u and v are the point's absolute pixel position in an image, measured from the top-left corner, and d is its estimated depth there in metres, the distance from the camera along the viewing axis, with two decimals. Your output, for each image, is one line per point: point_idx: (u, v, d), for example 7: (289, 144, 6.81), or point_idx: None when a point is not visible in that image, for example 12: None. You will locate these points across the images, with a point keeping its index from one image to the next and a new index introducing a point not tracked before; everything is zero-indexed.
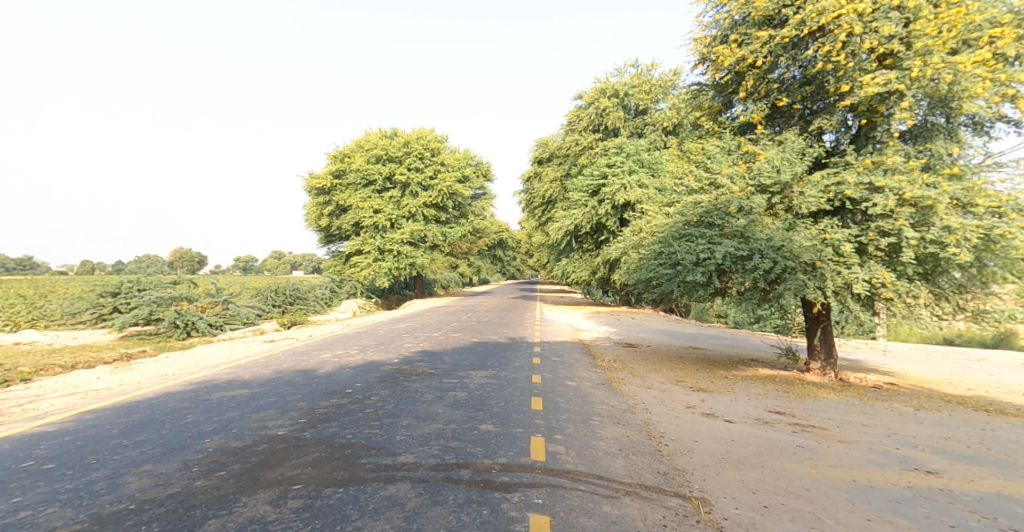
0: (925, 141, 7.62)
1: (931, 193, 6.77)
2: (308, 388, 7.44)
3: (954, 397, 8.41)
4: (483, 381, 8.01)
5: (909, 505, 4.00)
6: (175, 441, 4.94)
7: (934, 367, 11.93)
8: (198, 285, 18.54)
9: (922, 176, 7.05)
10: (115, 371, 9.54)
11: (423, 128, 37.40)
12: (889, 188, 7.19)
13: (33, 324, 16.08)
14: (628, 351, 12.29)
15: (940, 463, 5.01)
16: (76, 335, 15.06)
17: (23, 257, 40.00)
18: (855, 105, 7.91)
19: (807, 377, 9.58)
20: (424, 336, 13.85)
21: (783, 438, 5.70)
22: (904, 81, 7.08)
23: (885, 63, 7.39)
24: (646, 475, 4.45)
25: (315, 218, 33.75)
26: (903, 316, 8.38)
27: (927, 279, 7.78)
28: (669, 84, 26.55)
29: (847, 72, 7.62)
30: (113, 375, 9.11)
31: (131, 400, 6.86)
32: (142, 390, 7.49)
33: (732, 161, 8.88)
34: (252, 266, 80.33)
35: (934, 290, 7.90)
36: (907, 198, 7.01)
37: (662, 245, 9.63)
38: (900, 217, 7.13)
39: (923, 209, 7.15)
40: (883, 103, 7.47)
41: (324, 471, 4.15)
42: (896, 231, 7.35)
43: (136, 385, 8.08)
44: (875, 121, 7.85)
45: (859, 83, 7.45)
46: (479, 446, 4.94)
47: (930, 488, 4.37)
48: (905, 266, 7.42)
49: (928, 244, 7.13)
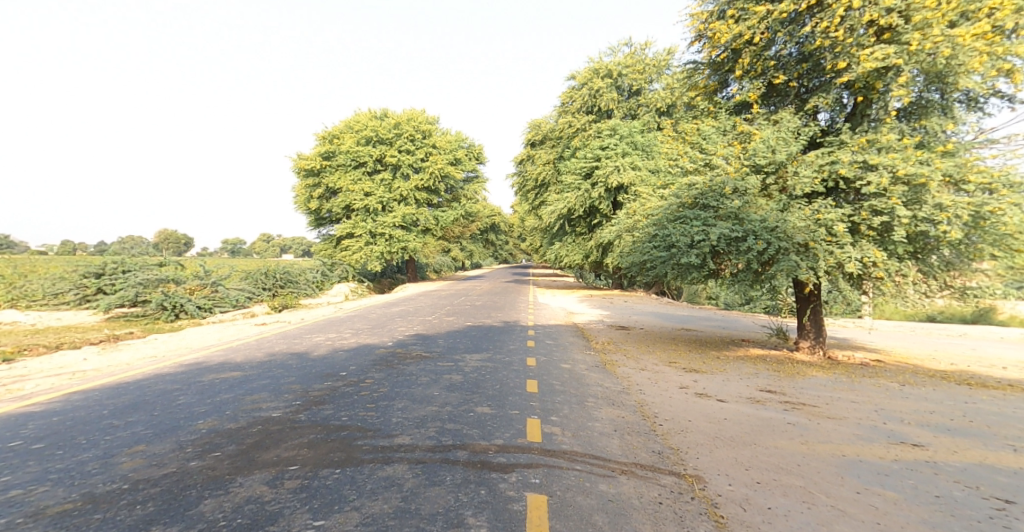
0: (921, 118, 7.64)
1: (925, 170, 6.80)
2: (302, 371, 7.40)
3: (939, 372, 8.54)
4: (478, 364, 8.05)
5: (896, 478, 4.07)
6: (167, 422, 4.91)
7: (920, 343, 12.15)
8: (186, 268, 18.32)
9: (916, 154, 7.06)
10: (102, 352, 9.44)
11: (414, 110, 36.87)
12: (883, 165, 7.21)
13: (14, 305, 15.89)
14: (621, 334, 12.40)
15: (926, 436, 5.11)
16: (61, 316, 14.87)
17: (6, 238, 39.73)
18: (852, 82, 7.88)
19: (798, 356, 9.66)
20: (417, 320, 13.84)
21: (774, 416, 5.78)
22: (902, 55, 7.04)
23: (883, 37, 7.33)
24: (641, 455, 4.50)
25: (305, 201, 33.41)
26: (892, 294, 8.50)
27: (917, 257, 7.86)
28: (663, 63, 26.32)
29: (845, 47, 7.57)
30: (101, 357, 9.01)
31: (120, 381, 6.78)
32: (131, 372, 7.42)
33: (727, 141, 8.85)
34: (241, 250, 79.08)
35: (923, 268, 7.98)
36: (901, 176, 7.03)
37: (656, 227, 9.62)
38: (893, 195, 7.14)
39: (916, 188, 7.17)
40: (880, 79, 7.45)
41: (320, 452, 4.14)
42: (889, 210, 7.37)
43: (125, 367, 8.01)
44: (871, 99, 7.83)
45: (857, 59, 7.39)
46: (475, 428, 4.96)
47: (916, 460, 4.45)
48: (897, 245, 7.48)
49: (920, 222, 7.19)
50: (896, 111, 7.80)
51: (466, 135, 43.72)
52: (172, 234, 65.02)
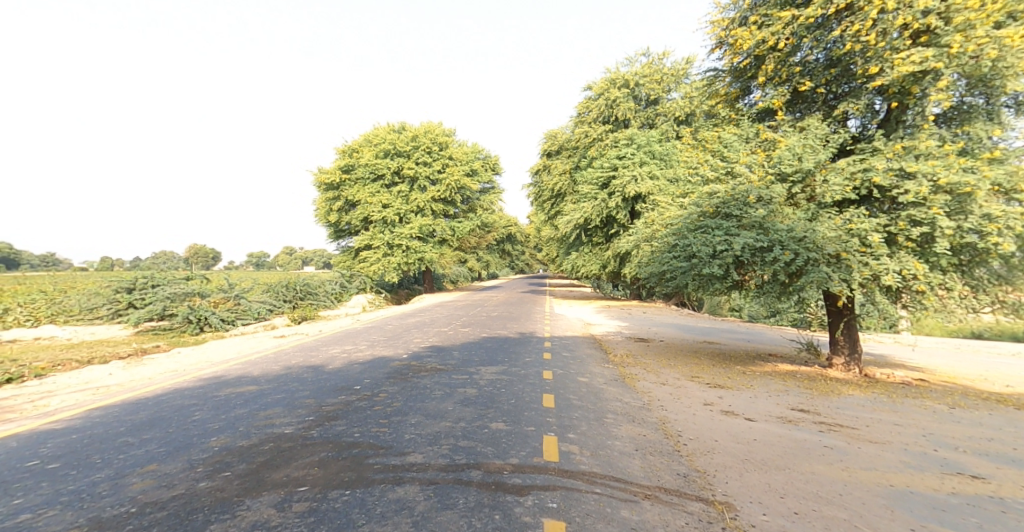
0: (963, 124, 7.35)
1: (970, 178, 6.49)
2: (317, 384, 7.32)
3: (992, 395, 8.07)
4: (493, 377, 7.87)
5: (955, 514, 3.77)
6: (181, 440, 4.82)
7: (963, 362, 11.59)
8: (210, 281, 18.57)
9: (959, 161, 6.76)
10: (126, 366, 9.53)
11: (432, 122, 37.19)
12: (922, 173, 6.90)
13: (53, 320, 16.34)
14: (641, 346, 12.10)
15: (984, 467, 4.76)
16: (94, 330, 15.18)
17: (48, 253, 41.85)
18: (885, 87, 7.61)
19: (830, 373, 9.29)
20: (433, 332, 13.72)
21: (809, 438, 5.48)
22: (942, 58, 6.77)
23: (920, 40, 7.06)
24: (665, 477, 4.27)
25: (325, 213, 33.84)
26: (935, 310, 8.11)
27: (963, 270, 7.50)
28: (681, 73, 26.14)
29: (878, 52, 7.32)
30: (124, 371, 9.10)
31: (140, 396, 6.79)
32: (152, 387, 7.42)
33: (750, 149, 8.62)
34: (265, 262, 80.34)
35: (972, 282, 7.62)
36: (943, 184, 6.72)
37: (676, 237, 9.41)
38: (934, 205, 6.81)
39: (961, 197, 6.85)
40: (917, 84, 7.18)
41: (330, 472, 4.00)
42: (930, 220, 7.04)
43: (147, 381, 8.04)
44: (907, 104, 7.56)
45: (890, 64, 7.13)
46: (490, 445, 4.78)
47: (977, 495, 4.13)
48: (940, 257, 7.14)
49: (966, 233, 6.87)
50: (935, 117, 7.53)
51: (482, 147, 43.92)
52: (199, 247, 66.52)
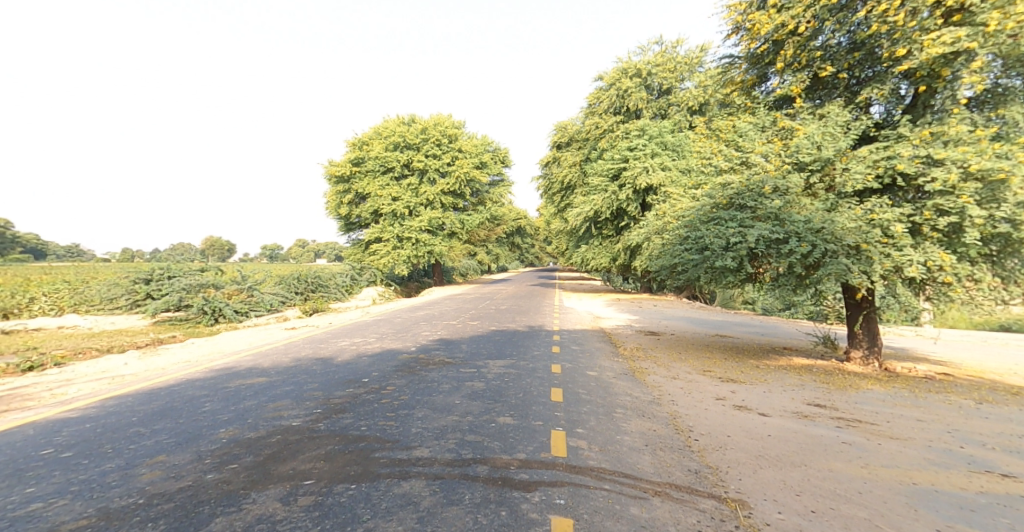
0: (998, 107, 7.11)
1: (1003, 164, 6.27)
2: (326, 376, 7.30)
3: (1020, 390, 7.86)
4: (502, 371, 7.81)
5: (984, 514, 3.64)
6: (191, 430, 4.82)
7: (987, 356, 11.31)
8: (224, 273, 18.71)
9: (991, 147, 6.53)
10: (142, 356, 9.63)
11: (441, 114, 37.04)
12: (951, 160, 6.69)
13: (76, 309, 16.71)
14: (652, 340, 11.97)
15: (1014, 465, 4.61)
16: (114, 320, 15.41)
17: (71, 245, 42.92)
18: (912, 70, 7.39)
19: (848, 367, 9.11)
20: (442, 325, 13.69)
21: (826, 434, 5.36)
22: (977, 38, 6.54)
23: (952, 20, 6.82)
24: (676, 474, 4.17)
25: (335, 206, 33.98)
26: (963, 302, 7.90)
27: (993, 262, 7.28)
28: (695, 61, 25.71)
29: (906, 33, 7.09)
30: (140, 361, 9.19)
31: (153, 386, 6.82)
32: (165, 377, 7.47)
33: (767, 138, 8.42)
34: (277, 255, 81.02)
35: (1002, 274, 7.40)
36: (972, 171, 6.50)
37: (688, 229, 9.27)
38: (964, 193, 6.60)
39: (992, 185, 6.63)
40: (948, 66, 6.95)
41: (336, 465, 3.97)
42: (958, 210, 6.83)
43: (161, 371, 8.10)
44: (935, 88, 7.33)
45: (919, 45, 6.90)
46: (497, 440, 4.72)
47: (1007, 495, 3.99)
48: (968, 247, 6.93)
49: (998, 223, 6.71)
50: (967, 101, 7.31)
51: (492, 139, 43.71)
52: (215, 239, 67.16)
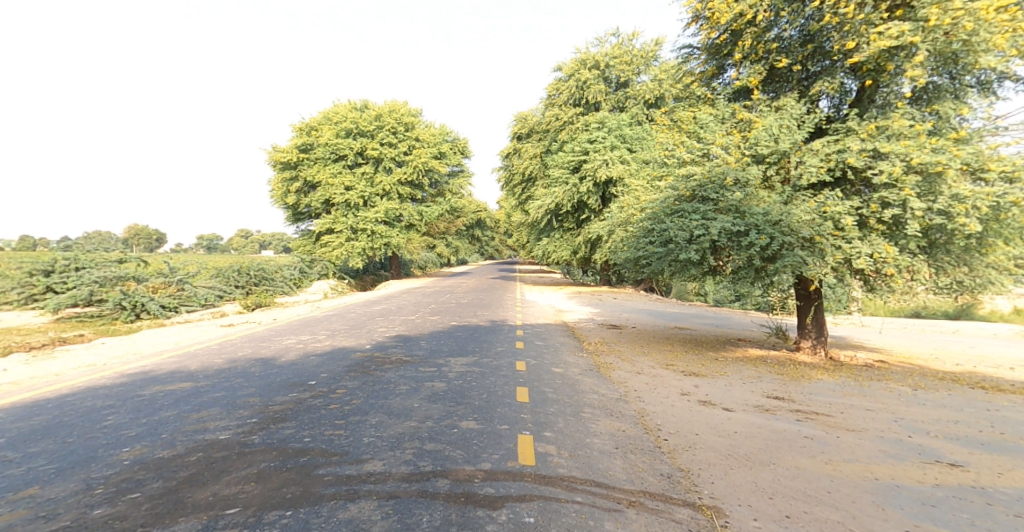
0: (932, 103, 7.23)
1: (941, 158, 6.37)
2: (265, 380, 6.69)
3: (947, 374, 8.18)
4: (463, 369, 7.43)
5: (946, 510, 3.55)
6: (81, 453, 4.13)
7: (920, 341, 11.86)
8: (148, 265, 17.36)
9: (931, 140, 6.62)
10: (33, 361, 8.53)
11: (397, 101, 35.85)
12: (895, 153, 6.77)
13: None
14: (613, 333, 11.88)
15: (961, 453, 4.62)
16: (3, 318, 13.76)
17: None
18: (860, 64, 7.40)
19: (799, 357, 9.25)
20: (399, 320, 13.12)
21: (787, 428, 5.27)
22: (918, 32, 6.58)
23: (896, 14, 6.86)
24: (648, 479, 3.92)
25: (282, 195, 32.32)
26: (902, 291, 8.14)
27: (928, 253, 7.44)
28: (650, 55, 25.91)
29: (854, 26, 7.09)
30: (29, 366, 8.12)
31: (38, 399, 5.97)
32: (57, 386, 6.61)
33: (726, 130, 8.34)
34: (219, 247, 76.42)
35: (936, 265, 7.56)
36: (915, 165, 6.57)
37: (652, 222, 9.10)
38: (906, 186, 6.66)
39: (930, 178, 6.74)
40: (891, 60, 6.98)
41: (271, 488, 3.48)
42: (901, 202, 6.91)
43: (54, 379, 7.19)
44: (881, 82, 7.37)
45: (867, 39, 6.89)
46: (460, 448, 4.33)
47: (961, 485, 3.95)
48: (909, 240, 7.07)
49: (934, 215, 6.82)
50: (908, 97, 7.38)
51: (451, 129, 42.89)
52: (144, 228, 62.81)
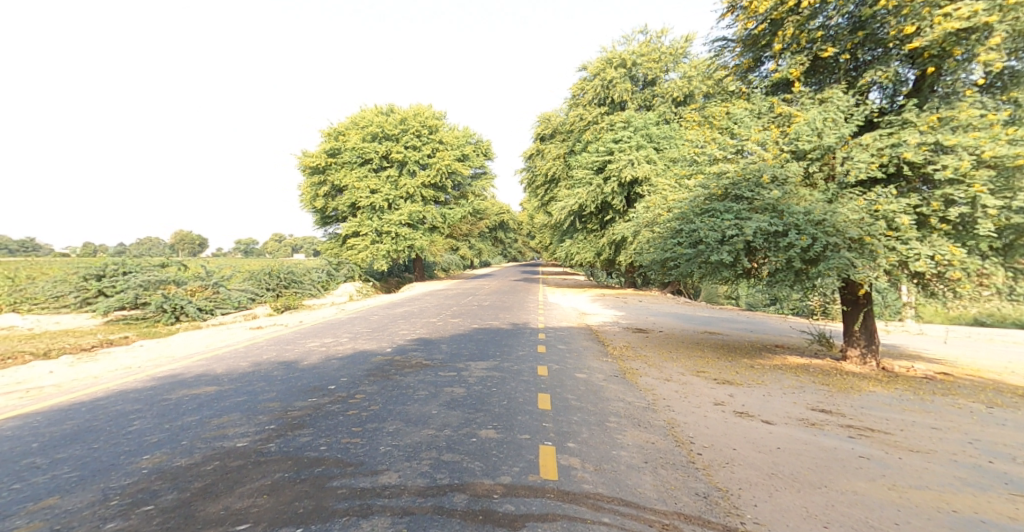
0: (1009, 90, 6.74)
1: (1018, 151, 5.87)
2: (286, 384, 6.61)
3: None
4: (484, 374, 7.22)
5: None
6: (103, 460, 4.06)
7: (982, 351, 11.11)
8: (187, 269, 17.77)
9: (1005, 131, 6.11)
10: (74, 363, 8.71)
11: (421, 105, 36.07)
12: (963, 146, 6.28)
13: (15, 307, 15.31)
14: (640, 337, 11.52)
15: None
16: (59, 320, 14.31)
17: (27, 239, 36.85)
18: (919, 50, 6.93)
19: (845, 366, 8.75)
20: (421, 323, 13.02)
21: (840, 446, 4.88)
22: (995, 12, 6.15)
23: None
24: (682, 500, 3.63)
25: (311, 199, 32.85)
26: (971, 296, 7.55)
27: (1003, 255, 6.87)
28: (679, 52, 25.39)
29: (914, 10, 6.65)
30: (69, 368, 8.29)
31: (73, 402, 6.02)
32: (92, 389, 6.68)
33: (763, 125, 7.96)
34: (254, 250, 78.52)
35: (1013, 268, 6.98)
36: (985, 158, 6.07)
37: (681, 222, 8.75)
38: (977, 182, 6.18)
39: (1008, 171, 6.24)
40: (959, 45, 6.51)
41: (282, 501, 3.32)
42: (971, 200, 6.41)
43: (91, 381, 7.29)
44: (944, 69, 6.89)
45: (930, 22, 6.45)
46: (478, 460, 4.12)
47: None
48: (979, 241, 6.54)
49: (1012, 213, 6.30)
50: (979, 84, 6.88)
51: (474, 131, 42.98)
52: (185, 233, 64.94)
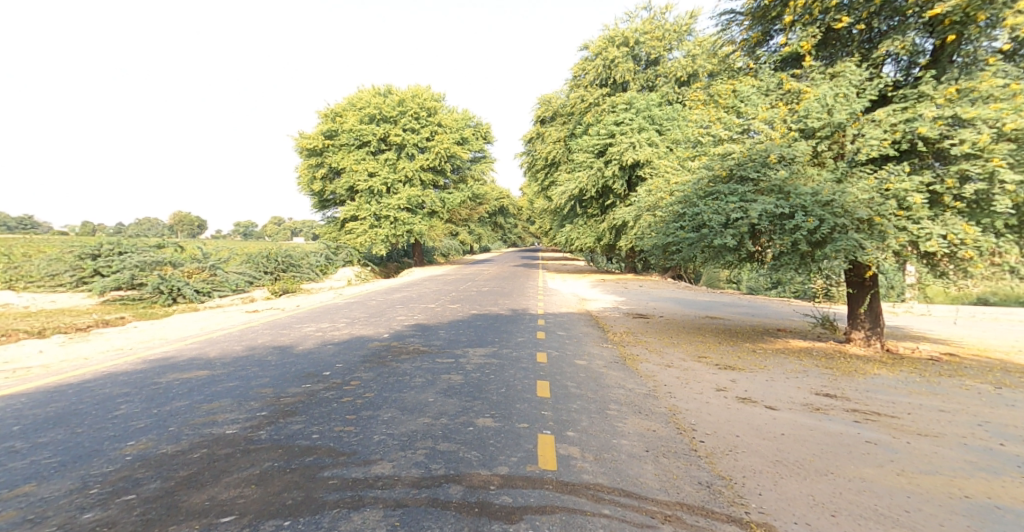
0: None
1: None
2: (280, 369, 6.47)
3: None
4: (482, 360, 7.09)
5: None
6: (85, 446, 3.94)
7: (986, 333, 11.01)
8: (184, 250, 17.59)
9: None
10: (65, 344, 8.57)
11: (420, 86, 35.49)
12: (981, 119, 6.07)
13: (11, 286, 15.18)
14: (641, 322, 11.40)
15: None
16: (54, 299, 14.17)
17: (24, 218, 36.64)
18: (939, 18, 6.68)
19: (850, 349, 8.64)
20: (419, 308, 12.89)
21: (846, 431, 4.77)
22: None
23: None
24: (685, 489, 3.51)
25: (308, 181, 32.56)
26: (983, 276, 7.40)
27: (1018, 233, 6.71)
28: (683, 30, 24.86)
29: None
30: (60, 349, 8.17)
31: (60, 383, 5.89)
32: (81, 370, 6.55)
33: (771, 103, 7.72)
34: (252, 234, 78.20)
35: None
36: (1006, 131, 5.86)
37: (684, 205, 8.55)
38: (996, 156, 5.99)
39: None
40: (982, 10, 6.25)
41: (270, 492, 3.20)
42: (988, 176, 6.22)
43: (81, 363, 7.17)
44: (964, 38, 6.66)
45: None
46: (475, 449, 3.99)
47: None
48: (994, 218, 6.37)
49: None
50: (1001, 53, 6.66)
51: (474, 114, 42.43)
52: (182, 215, 64.67)
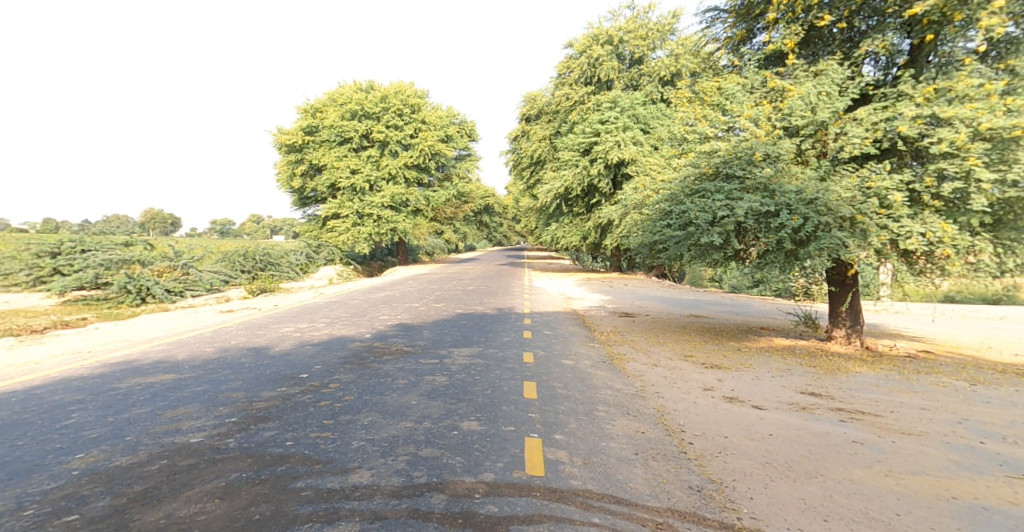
0: (1007, 58, 6.57)
1: (1016, 122, 5.68)
2: (254, 372, 6.23)
3: (1007, 367, 7.53)
4: (467, 361, 6.93)
5: None
6: (28, 460, 3.67)
7: (962, 330, 11.18)
8: (153, 249, 17.05)
9: (1003, 102, 5.92)
10: (14, 348, 8.17)
11: (403, 82, 35.05)
12: (959, 118, 6.06)
13: None
14: (626, 321, 11.33)
15: None
16: (8, 300, 13.62)
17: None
18: (918, 17, 6.69)
19: (832, 347, 8.68)
20: (403, 307, 12.65)
21: (833, 430, 4.71)
22: None
23: None
24: (675, 494, 3.39)
25: (288, 178, 32.02)
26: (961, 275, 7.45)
27: (994, 231, 6.77)
28: (667, 29, 24.90)
29: None
30: (9, 353, 7.78)
31: (6, 391, 5.58)
32: (30, 376, 6.23)
33: (755, 101, 7.68)
34: (231, 232, 76.80)
35: (1006, 244, 6.86)
36: (983, 130, 5.88)
37: (670, 203, 8.48)
38: (972, 154, 6.00)
39: (1004, 144, 6.07)
40: (960, 10, 6.25)
41: (235, 507, 2.99)
42: (966, 175, 6.25)
43: (31, 367, 6.84)
44: (942, 37, 6.68)
45: None
46: (460, 455, 3.83)
47: None
48: (971, 216, 6.41)
49: (1005, 188, 6.17)
50: (978, 52, 6.70)
51: (458, 112, 42.13)
52: (157, 213, 63.24)
